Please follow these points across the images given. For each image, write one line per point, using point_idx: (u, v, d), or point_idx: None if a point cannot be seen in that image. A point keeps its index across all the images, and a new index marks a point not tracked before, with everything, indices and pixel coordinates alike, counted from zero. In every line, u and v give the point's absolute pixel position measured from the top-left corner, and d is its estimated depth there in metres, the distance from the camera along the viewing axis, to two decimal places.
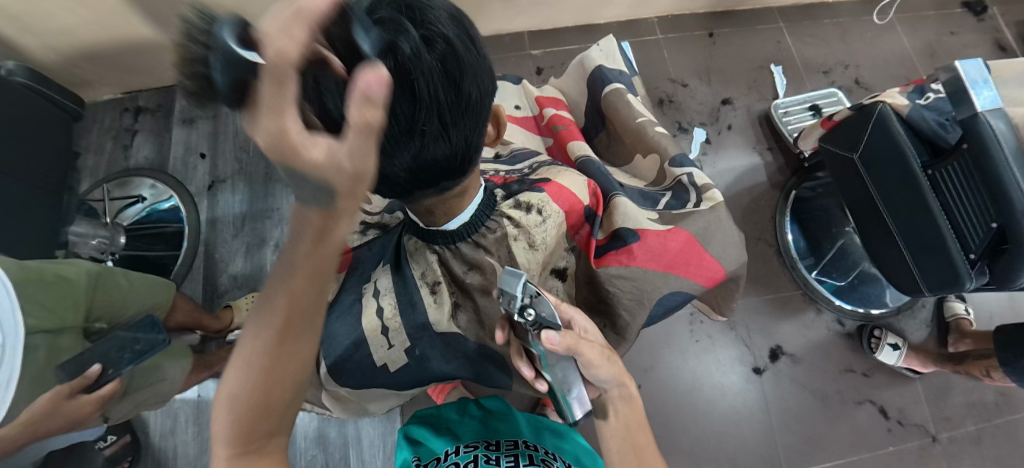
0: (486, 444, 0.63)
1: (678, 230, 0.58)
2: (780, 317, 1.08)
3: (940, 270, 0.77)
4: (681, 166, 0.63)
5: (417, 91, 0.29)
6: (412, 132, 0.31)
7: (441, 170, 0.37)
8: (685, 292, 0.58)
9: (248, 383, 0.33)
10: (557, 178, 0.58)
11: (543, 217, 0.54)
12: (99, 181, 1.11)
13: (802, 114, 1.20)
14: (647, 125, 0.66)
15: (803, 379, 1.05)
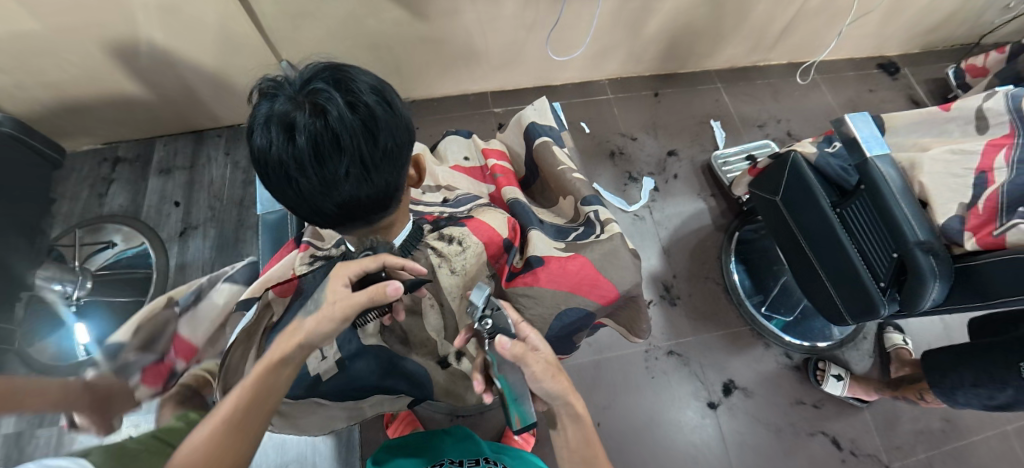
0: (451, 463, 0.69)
1: (578, 257, 0.64)
2: (732, 352, 1.14)
3: (860, 297, 0.85)
4: (590, 204, 0.70)
5: (341, 141, 0.36)
6: (337, 177, 0.38)
7: (374, 207, 0.43)
8: (582, 309, 0.62)
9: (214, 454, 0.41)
10: (479, 214, 0.67)
11: (461, 247, 0.63)
12: (71, 226, 1.14)
13: (740, 162, 1.33)
14: (566, 172, 0.74)
15: (756, 412, 1.08)
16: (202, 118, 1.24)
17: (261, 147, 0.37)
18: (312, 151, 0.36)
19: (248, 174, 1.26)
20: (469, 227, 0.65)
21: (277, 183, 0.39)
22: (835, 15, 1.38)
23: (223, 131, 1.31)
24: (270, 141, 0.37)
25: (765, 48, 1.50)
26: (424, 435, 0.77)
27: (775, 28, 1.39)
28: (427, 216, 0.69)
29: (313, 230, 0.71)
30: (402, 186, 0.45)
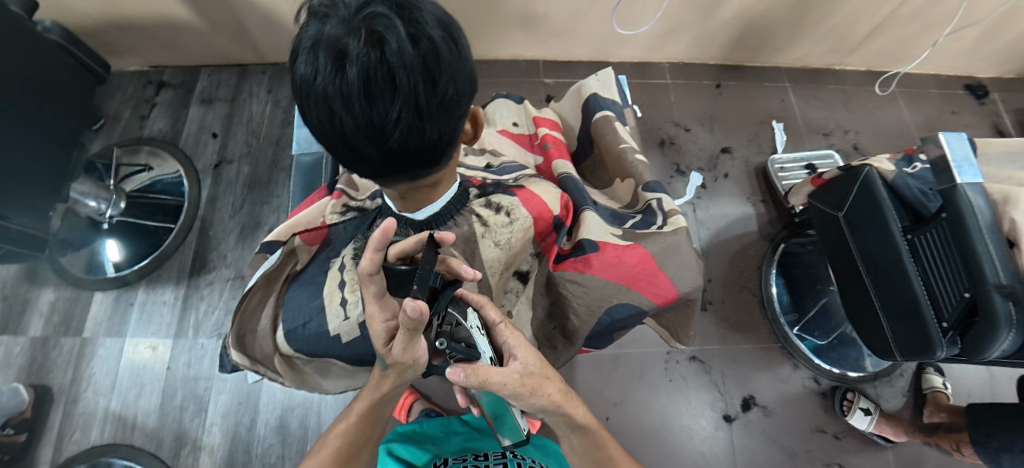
0: (473, 456, 0.67)
1: (636, 247, 0.60)
2: (757, 368, 1.08)
3: (914, 335, 0.78)
4: (653, 191, 0.66)
5: (396, 79, 0.32)
6: (389, 119, 0.34)
7: (422, 160, 0.39)
8: (635, 306, 0.58)
9: None
10: (530, 186, 0.62)
11: (508, 218, 0.58)
12: (111, 144, 1.16)
13: (797, 171, 1.23)
14: (629, 151, 0.69)
15: (773, 433, 1.03)
16: (247, 51, 1.22)
17: (306, 75, 0.33)
18: (363, 86, 0.32)
19: (286, 116, 1.24)
20: (519, 198, 0.60)
21: (318, 118, 0.35)
22: (934, 22, 1.21)
23: (267, 68, 1.28)
24: (317, 69, 0.33)
25: (846, 50, 1.35)
26: (439, 425, 0.75)
27: (861, 30, 1.25)
28: (472, 180, 0.63)
29: (348, 178, 0.66)
30: (455, 141, 0.40)
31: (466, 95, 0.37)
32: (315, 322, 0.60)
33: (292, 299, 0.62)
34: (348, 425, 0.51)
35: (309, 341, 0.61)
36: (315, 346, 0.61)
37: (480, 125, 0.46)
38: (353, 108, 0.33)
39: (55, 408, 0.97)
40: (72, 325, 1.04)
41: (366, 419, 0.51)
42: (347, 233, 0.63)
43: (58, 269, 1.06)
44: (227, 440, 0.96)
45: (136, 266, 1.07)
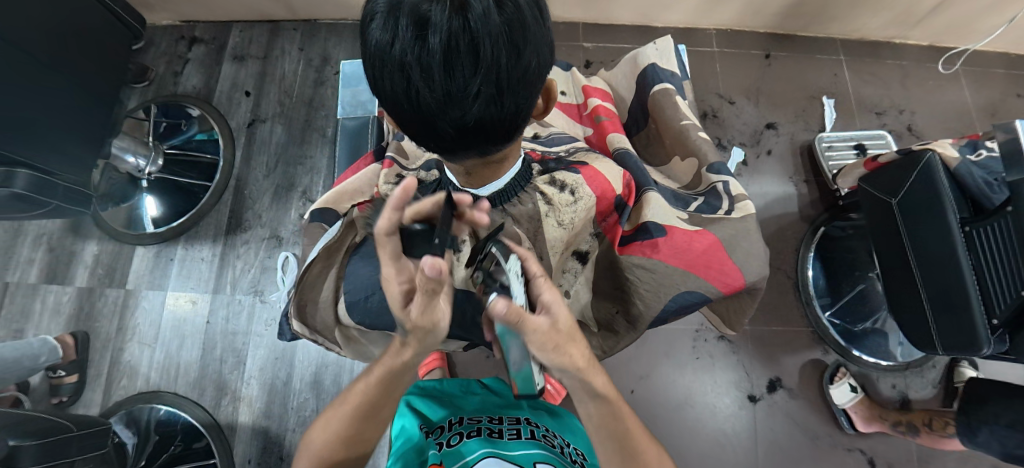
0: (489, 418, 0.64)
1: (705, 233, 0.58)
2: (786, 351, 1.07)
3: (958, 333, 0.74)
4: (718, 173, 0.63)
5: (479, 46, 0.30)
6: (467, 92, 0.32)
7: (490, 137, 0.38)
8: (701, 294, 0.57)
9: (333, 428, 0.46)
10: (593, 163, 0.59)
11: (574, 198, 0.55)
12: (148, 101, 1.17)
13: (845, 152, 1.15)
14: (691, 128, 0.66)
15: (796, 415, 1.03)
16: (278, 7, 1.19)
17: (380, 42, 0.32)
18: (443, 56, 0.30)
19: (318, 76, 1.22)
20: (584, 176, 0.57)
21: (391, 88, 0.34)
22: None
23: (298, 25, 1.25)
24: (394, 34, 0.31)
25: (909, 23, 1.22)
26: (458, 384, 0.74)
27: (926, 3, 1.12)
28: (532, 155, 0.60)
29: (398, 147, 0.67)
30: (527, 116, 0.39)
31: (545, 67, 0.35)
32: (376, 296, 0.61)
33: (352, 270, 0.62)
34: (367, 382, 0.45)
35: (364, 310, 0.62)
36: (370, 314, 0.62)
37: (552, 97, 0.44)
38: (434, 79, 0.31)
39: (104, 353, 1.03)
40: (115, 278, 1.08)
41: (389, 378, 0.44)
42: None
43: (100, 224, 1.09)
44: (264, 392, 1.01)
45: (171, 225, 1.10)
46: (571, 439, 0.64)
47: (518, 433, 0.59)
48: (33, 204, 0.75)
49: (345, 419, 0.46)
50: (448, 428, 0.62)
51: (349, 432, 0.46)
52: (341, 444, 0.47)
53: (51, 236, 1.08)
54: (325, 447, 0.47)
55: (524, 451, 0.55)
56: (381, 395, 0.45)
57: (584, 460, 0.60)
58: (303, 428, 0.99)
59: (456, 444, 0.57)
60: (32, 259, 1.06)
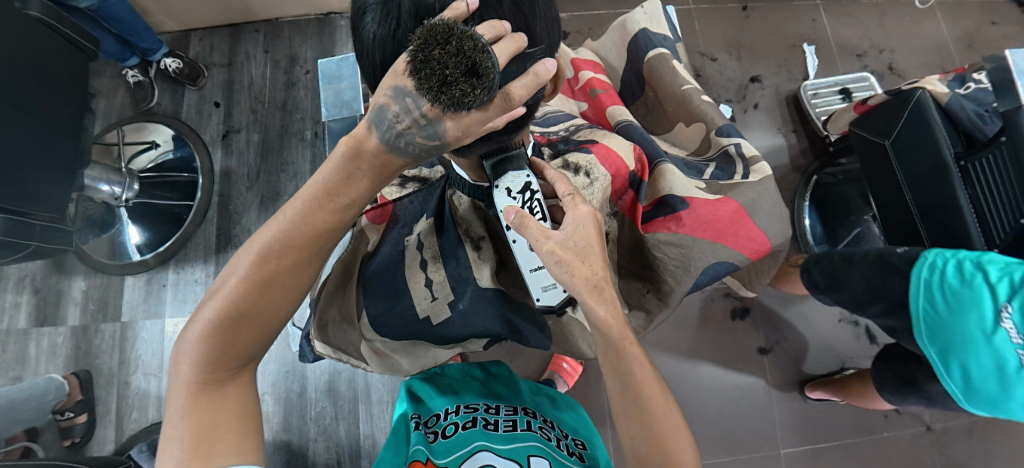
0: (486, 407, 0.60)
1: (728, 201, 0.57)
2: (791, 301, 1.08)
3: None
4: (728, 136, 0.62)
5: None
6: None
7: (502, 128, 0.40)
8: (729, 263, 0.57)
9: (239, 296, 0.38)
10: (603, 140, 0.57)
11: (590, 179, 0.53)
12: (113, 123, 1.11)
13: (830, 98, 1.14)
14: (692, 93, 0.65)
15: (807, 362, 1.05)
16: (235, 9, 1.12)
17: (384, 33, 0.32)
18: None
19: (287, 78, 1.17)
20: (597, 155, 0.55)
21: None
22: None
23: (260, 26, 1.19)
24: (395, 27, 0.32)
25: None
26: (458, 368, 0.69)
27: None
28: (540, 138, 0.60)
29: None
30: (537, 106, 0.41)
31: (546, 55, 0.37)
32: (401, 305, 0.60)
33: (369, 280, 0.61)
34: (292, 247, 0.39)
35: (394, 320, 0.61)
36: (400, 323, 0.61)
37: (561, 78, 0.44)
38: None
39: (110, 389, 1.01)
40: (109, 312, 1.05)
41: (317, 240, 0.40)
42: (414, 209, 0.63)
43: (82, 258, 1.05)
44: (280, 407, 1.00)
45: (157, 251, 1.06)
46: (570, 431, 0.62)
47: (514, 424, 0.56)
48: (11, 247, 0.72)
49: (223, 326, 0.38)
50: (444, 416, 0.59)
51: (258, 304, 0.39)
52: (237, 319, 0.39)
53: (34, 277, 1.01)
54: (198, 367, 0.38)
55: (519, 444, 0.52)
56: (267, 284, 0.39)
57: (584, 451, 0.57)
58: (324, 437, 0.98)
59: (449, 435, 0.54)
60: (17, 304, 1.02)
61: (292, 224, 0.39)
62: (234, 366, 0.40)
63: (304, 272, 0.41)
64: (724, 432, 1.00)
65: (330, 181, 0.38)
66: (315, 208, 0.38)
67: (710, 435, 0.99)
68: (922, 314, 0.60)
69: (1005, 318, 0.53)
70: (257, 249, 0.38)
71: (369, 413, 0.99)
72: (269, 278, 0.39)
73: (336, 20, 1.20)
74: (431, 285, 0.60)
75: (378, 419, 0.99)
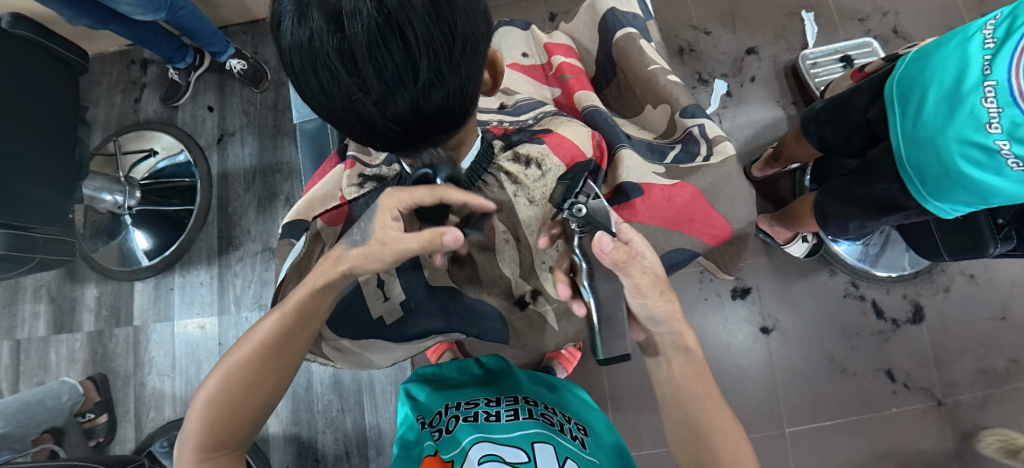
0: (486, 400, 0.61)
1: (683, 186, 0.56)
2: (794, 279, 1.06)
3: (960, 235, 0.70)
4: (693, 117, 0.60)
5: (410, 42, 0.31)
6: (400, 80, 0.33)
7: (437, 124, 0.38)
8: (688, 250, 0.57)
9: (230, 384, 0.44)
10: (559, 129, 0.59)
11: (541, 170, 0.57)
12: (111, 134, 1.13)
13: (830, 67, 1.10)
14: (659, 73, 0.63)
15: (811, 338, 1.03)
16: (218, 11, 1.12)
17: (298, 38, 0.32)
18: (376, 63, 0.31)
19: (275, 78, 1.17)
20: (550, 145, 0.57)
21: (327, 94, 0.35)
22: None
23: (246, 27, 1.19)
24: (309, 29, 0.31)
25: None
26: (455, 365, 0.73)
27: None
28: (495, 130, 0.61)
29: (357, 145, 0.67)
30: (473, 97, 0.39)
31: (473, 42, 0.35)
32: (354, 307, 0.59)
33: None
34: (279, 336, 0.45)
35: (352, 324, 0.60)
36: (358, 328, 0.61)
37: (499, 71, 0.43)
38: (376, 72, 0.32)
39: (127, 390, 1.05)
40: (121, 317, 1.08)
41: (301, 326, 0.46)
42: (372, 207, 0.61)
43: (94, 266, 1.08)
44: (288, 402, 1.02)
45: (161, 256, 1.08)
46: (571, 414, 0.63)
47: (515, 414, 0.57)
48: (16, 261, 0.76)
49: (219, 407, 0.43)
50: (445, 412, 0.60)
51: (247, 389, 0.44)
52: (229, 404, 0.44)
53: (49, 286, 1.09)
54: (199, 444, 0.43)
55: (518, 433, 0.53)
56: (260, 375, 0.45)
57: (586, 435, 0.58)
58: (332, 428, 1.01)
59: (452, 429, 0.55)
60: (37, 313, 1.08)
61: (284, 326, 0.45)
62: (230, 440, 0.44)
63: (289, 352, 0.46)
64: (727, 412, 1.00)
65: (312, 296, 0.45)
66: (306, 312, 0.46)
67: None
68: (911, 57, 0.62)
69: (988, 36, 0.54)
70: (255, 343, 0.45)
71: (373, 404, 1.01)
72: (260, 367, 0.45)
73: None
74: (382, 288, 0.60)
75: (382, 409, 1.01)
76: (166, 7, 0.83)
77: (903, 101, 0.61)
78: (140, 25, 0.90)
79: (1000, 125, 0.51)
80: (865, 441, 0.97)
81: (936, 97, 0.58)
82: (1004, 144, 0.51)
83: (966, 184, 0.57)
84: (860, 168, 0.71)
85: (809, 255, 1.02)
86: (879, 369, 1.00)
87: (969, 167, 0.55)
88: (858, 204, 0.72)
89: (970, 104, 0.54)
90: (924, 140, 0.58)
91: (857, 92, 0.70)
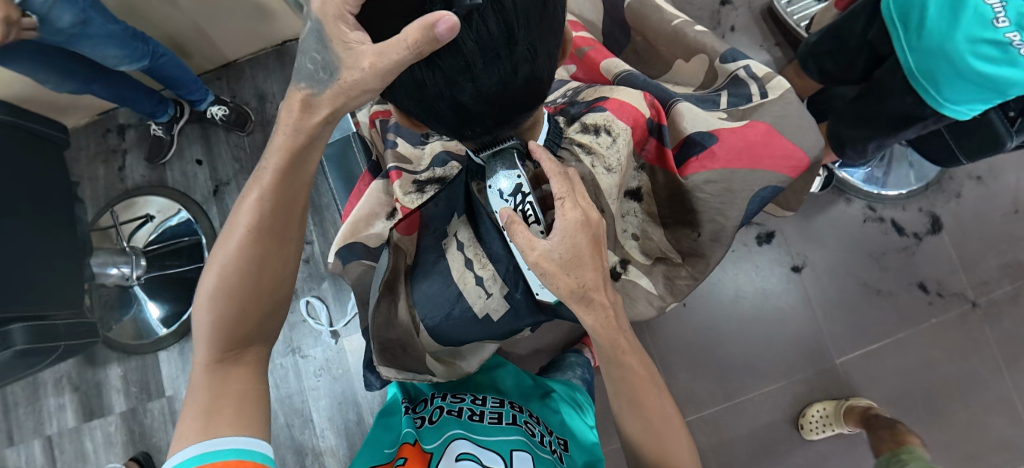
0: (473, 397, 0.62)
1: (754, 123, 0.58)
2: (813, 214, 1.07)
3: (976, 136, 0.70)
4: (735, 60, 0.62)
5: (509, 18, 0.30)
6: (497, 56, 0.32)
7: (525, 94, 0.39)
8: (773, 185, 0.57)
9: (231, 275, 0.41)
10: (614, 95, 0.58)
11: (611, 137, 0.55)
12: (103, 207, 1.09)
13: (806, 2, 1.11)
14: (686, 26, 0.65)
15: (841, 268, 1.04)
16: (189, 61, 1.09)
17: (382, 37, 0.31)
18: (476, 44, 0.31)
19: (260, 118, 1.14)
20: (613, 111, 0.56)
21: (421, 85, 0.34)
22: None
23: (220, 72, 1.16)
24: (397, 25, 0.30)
25: None
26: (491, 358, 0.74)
27: None
28: (552, 109, 0.63)
29: (395, 157, 0.66)
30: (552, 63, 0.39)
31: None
32: (458, 308, 0.60)
33: (421, 291, 0.61)
34: (268, 215, 0.41)
35: (456, 325, 0.61)
36: (463, 327, 0.61)
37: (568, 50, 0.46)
38: (476, 50, 0.31)
39: None
40: (152, 390, 1.05)
41: (283, 201, 0.41)
42: (442, 211, 0.61)
43: (112, 345, 1.05)
44: (342, 439, 1.01)
45: (180, 320, 1.05)
46: (553, 428, 0.63)
47: (499, 417, 0.58)
48: (42, 352, 0.73)
49: (225, 297, 0.41)
50: (430, 402, 0.62)
51: (249, 276, 0.41)
52: (239, 297, 0.41)
53: (70, 375, 1.05)
54: (212, 346, 0.40)
55: (500, 436, 0.53)
56: (262, 262, 0.42)
57: (564, 450, 0.59)
58: None
59: (435, 419, 0.56)
60: (63, 404, 1.04)
61: (261, 228, 0.41)
62: (245, 340, 0.42)
63: (284, 236, 0.43)
64: (776, 355, 1.01)
65: (286, 163, 0.39)
66: (283, 198, 0.41)
67: (765, 362, 1.01)
68: None
69: None
70: (244, 226, 0.40)
71: None
72: (261, 254, 0.41)
73: (293, 47, 1.15)
74: (483, 284, 0.59)
75: None
76: (149, 54, 0.81)
77: (902, 15, 0.62)
78: (127, 83, 0.89)
79: (1007, 18, 0.52)
80: (914, 356, 0.99)
81: (937, 5, 0.58)
82: (1014, 36, 0.52)
83: (979, 81, 0.57)
84: (868, 89, 0.72)
85: (824, 188, 1.04)
86: (911, 284, 1.02)
87: (981, 65, 0.55)
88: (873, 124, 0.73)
89: (973, 4, 0.54)
90: (933, 48, 0.59)
91: (852, 16, 0.71)
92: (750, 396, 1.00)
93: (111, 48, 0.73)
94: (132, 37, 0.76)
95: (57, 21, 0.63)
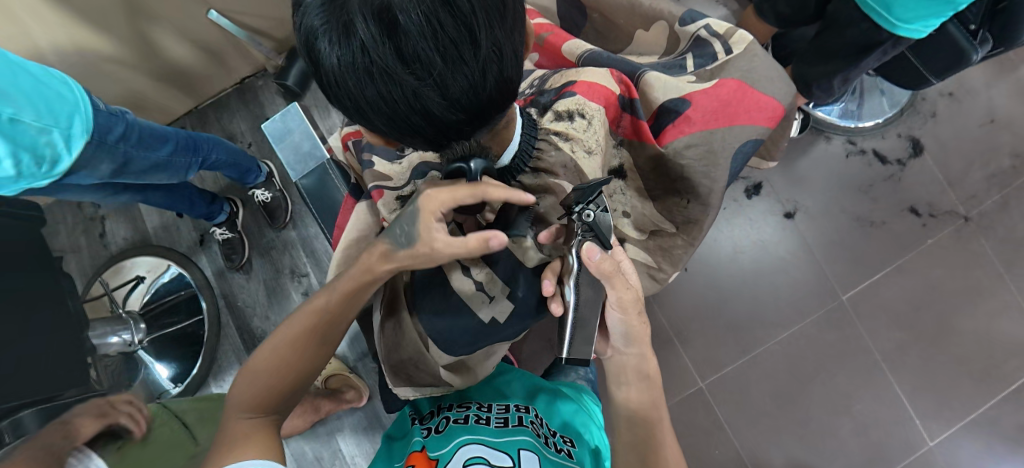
0: (479, 405, 0.62)
1: (724, 81, 0.58)
2: (796, 157, 1.08)
3: (942, 53, 0.70)
4: (693, 21, 0.62)
5: (467, 17, 0.31)
6: (462, 57, 0.32)
7: (495, 101, 0.38)
8: (754, 138, 0.58)
9: (292, 340, 0.46)
10: (581, 77, 0.59)
11: (586, 119, 0.56)
12: (91, 277, 1.07)
13: None
14: None
15: (832, 206, 1.05)
16: (152, 115, 1.07)
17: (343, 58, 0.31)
18: (436, 42, 0.30)
19: None
20: (582, 94, 0.57)
21: (388, 100, 0.33)
22: None
23: (185, 121, 1.14)
24: (353, 38, 0.30)
25: None
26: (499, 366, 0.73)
27: None
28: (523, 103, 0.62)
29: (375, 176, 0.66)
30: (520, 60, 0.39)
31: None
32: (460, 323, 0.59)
33: (422, 307, 0.61)
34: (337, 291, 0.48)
35: (459, 335, 0.60)
36: (467, 338, 0.60)
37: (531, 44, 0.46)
38: (438, 51, 0.31)
39: None
40: None
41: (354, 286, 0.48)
42: None
43: None
44: None
45: (190, 375, 1.04)
46: (559, 426, 0.60)
47: (505, 420, 0.56)
48: None
49: (279, 360, 0.45)
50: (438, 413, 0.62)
51: (303, 342, 0.46)
52: (291, 363, 0.45)
53: None
54: (251, 396, 0.43)
55: (506, 437, 0.51)
56: (315, 334, 0.47)
57: (572, 448, 0.55)
58: None
59: (443, 429, 0.56)
60: None
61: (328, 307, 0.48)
62: (277, 402, 0.44)
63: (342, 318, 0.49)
64: (785, 304, 1.02)
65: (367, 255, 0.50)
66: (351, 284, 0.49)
67: (774, 312, 1.02)
68: None
69: None
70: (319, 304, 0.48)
71: None
72: (322, 327, 0.47)
73: (253, 83, 1.14)
74: (483, 289, 0.58)
75: None
76: (195, 166, 0.76)
77: None
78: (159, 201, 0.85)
79: None
80: (917, 280, 1.00)
81: None
82: None
83: None
84: (828, 25, 0.72)
85: (803, 130, 1.05)
86: (904, 209, 1.03)
87: None
88: (839, 60, 0.73)
89: None
90: None
91: None
92: (767, 346, 1.01)
93: (154, 173, 0.69)
94: (177, 153, 0.70)
95: (95, 167, 0.59)
